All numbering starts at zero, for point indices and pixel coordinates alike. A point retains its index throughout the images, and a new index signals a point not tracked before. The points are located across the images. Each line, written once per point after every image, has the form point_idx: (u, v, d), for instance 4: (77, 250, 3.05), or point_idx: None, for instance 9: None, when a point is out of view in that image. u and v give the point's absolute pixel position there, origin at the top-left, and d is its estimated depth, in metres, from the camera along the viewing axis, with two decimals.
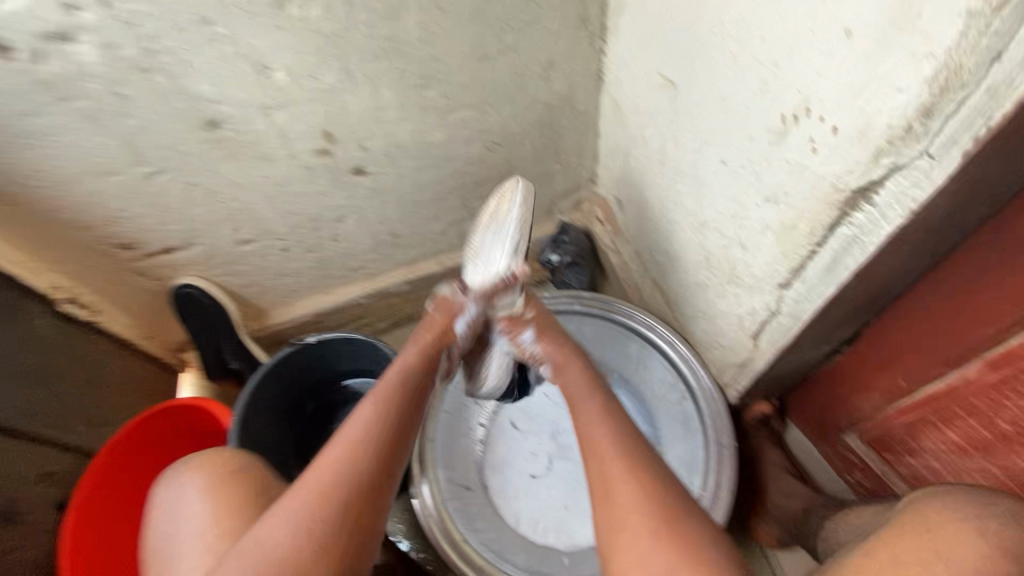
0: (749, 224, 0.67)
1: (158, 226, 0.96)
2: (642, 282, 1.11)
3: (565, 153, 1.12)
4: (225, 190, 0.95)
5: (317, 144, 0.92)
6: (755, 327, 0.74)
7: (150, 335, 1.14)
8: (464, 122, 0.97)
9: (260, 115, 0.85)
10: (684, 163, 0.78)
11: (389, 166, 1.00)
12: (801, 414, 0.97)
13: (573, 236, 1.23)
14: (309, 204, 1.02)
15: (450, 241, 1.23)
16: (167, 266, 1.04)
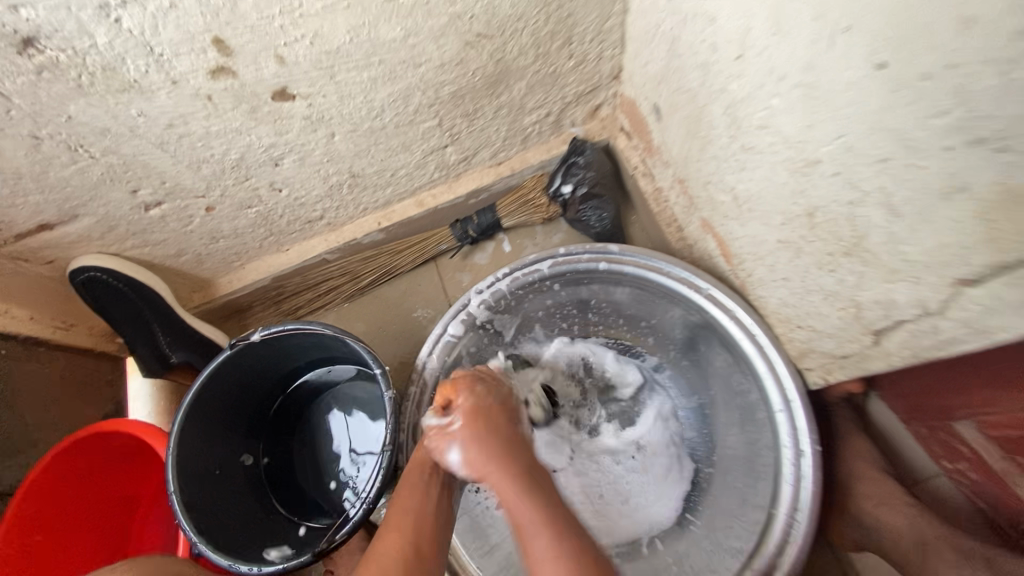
0: (911, 175, 0.40)
1: (14, 198, 0.68)
2: (686, 219, 0.84)
3: (579, 42, 0.78)
4: (94, 141, 0.65)
5: (208, 60, 0.60)
6: (881, 320, 0.50)
7: (69, 324, 0.92)
8: (430, 6, 0.63)
9: (99, 20, 0.53)
10: (788, 61, 0.48)
11: (327, 84, 0.69)
12: (895, 387, 0.76)
13: (591, 157, 0.94)
14: (225, 147, 0.73)
15: (430, 174, 0.94)
16: (54, 246, 0.78)
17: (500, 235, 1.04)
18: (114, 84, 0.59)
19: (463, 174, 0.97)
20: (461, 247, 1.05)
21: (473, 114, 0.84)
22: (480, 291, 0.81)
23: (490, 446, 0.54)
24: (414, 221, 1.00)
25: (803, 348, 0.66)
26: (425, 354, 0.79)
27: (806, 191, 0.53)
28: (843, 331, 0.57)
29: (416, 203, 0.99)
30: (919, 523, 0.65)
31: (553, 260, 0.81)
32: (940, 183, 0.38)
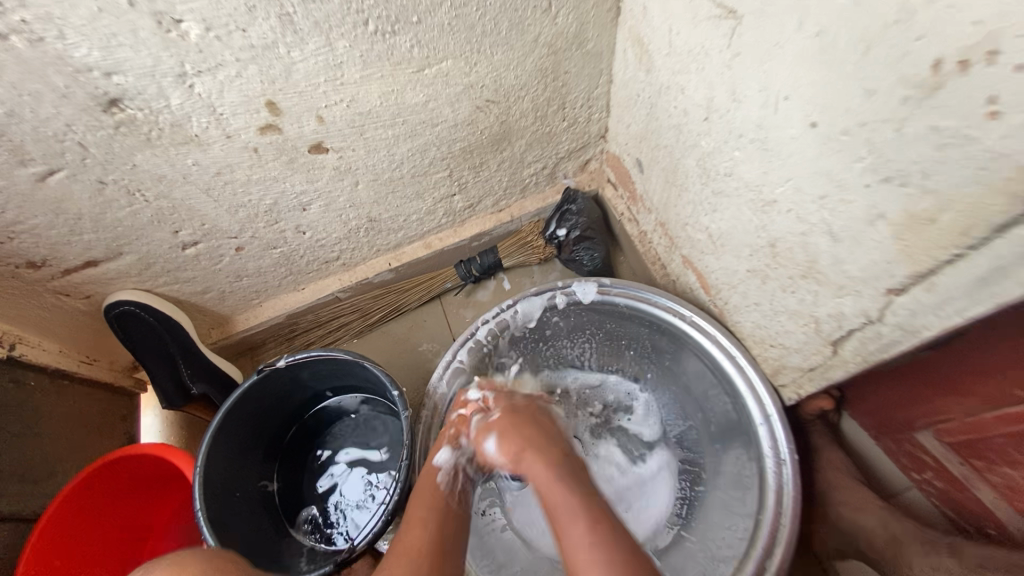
0: (844, 207, 0.51)
1: (70, 237, 0.76)
2: (668, 257, 0.94)
3: (571, 107, 0.91)
4: (150, 186, 0.74)
5: (260, 119, 0.71)
6: (835, 330, 0.59)
7: (91, 358, 0.97)
8: (449, 77, 0.76)
9: (176, 86, 0.63)
10: (747, 123, 0.60)
11: (357, 139, 0.79)
12: (861, 405, 0.84)
13: (582, 205, 1.05)
14: (262, 192, 0.82)
15: (438, 220, 1.04)
16: (94, 281, 0.85)
17: (501, 274, 1.13)
18: (178, 137, 0.69)
19: (467, 220, 1.08)
20: (464, 285, 1.13)
21: (479, 167, 0.96)
22: (486, 321, 0.90)
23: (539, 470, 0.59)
24: (421, 262, 1.09)
25: (777, 364, 0.74)
26: (437, 379, 0.86)
27: (766, 226, 0.63)
28: (807, 345, 0.65)
29: (424, 245, 1.08)
30: (895, 527, 0.70)
31: (551, 292, 0.90)
32: (865, 213, 0.48)
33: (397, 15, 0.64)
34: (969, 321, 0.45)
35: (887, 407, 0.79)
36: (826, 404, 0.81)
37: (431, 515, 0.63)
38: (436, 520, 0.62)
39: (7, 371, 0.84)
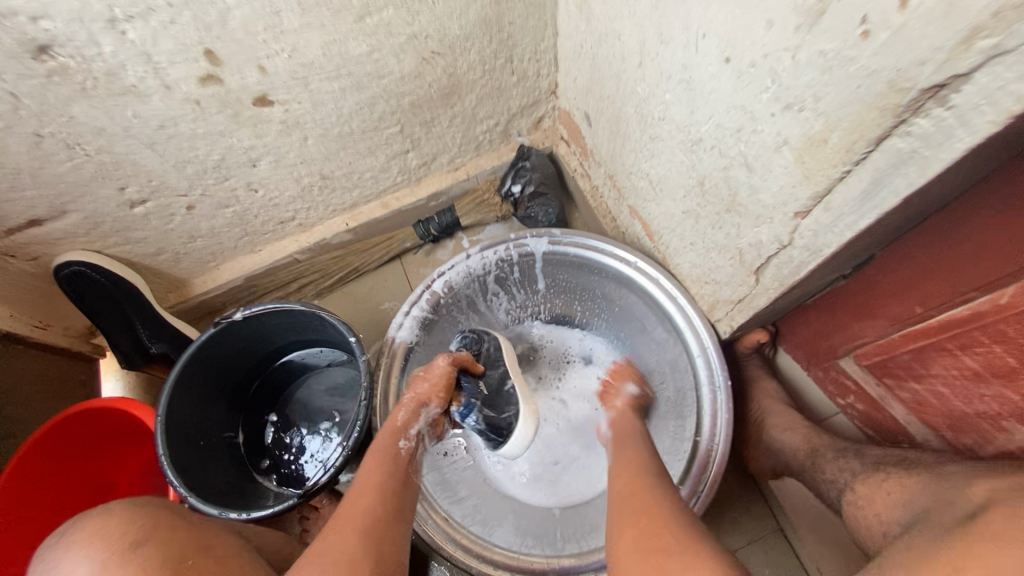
0: (755, 139, 0.54)
1: (11, 193, 0.75)
2: (617, 209, 0.98)
3: (519, 61, 0.92)
4: (90, 140, 0.73)
5: (199, 68, 0.70)
6: (756, 260, 0.64)
7: (44, 323, 0.96)
8: (389, 26, 0.76)
9: (108, 32, 0.62)
10: (674, 65, 0.62)
11: (302, 92, 0.79)
12: (793, 339, 0.90)
13: (535, 161, 1.07)
14: (208, 147, 0.82)
15: (394, 179, 1.05)
16: (40, 241, 0.84)
17: (459, 232, 1.15)
18: (114, 87, 0.68)
19: (423, 179, 1.09)
20: (423, 244, 1.15)
21: (431, 123, 0.96)
22: (441, 274, 0.92)
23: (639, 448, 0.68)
24: (379, 222, 1.11)
25: (712, 301, 0.79)
26: (394, 330, 0.88)
27: (695, 165, 0.67)
28: (735, 277, 0.70)
29: (381, 204, 1.09)
30: (814, 443, 0.77)
31: (504, 244, 0.92)
32: (772, 141, 0.52)
33: None
34: (859, 235, 0.49)
35: (816, 338, 0.85)
36: (762, 337, 0.86)
37: (382, 483, 0.62)
38: (393, 482, 0.63)
39: None
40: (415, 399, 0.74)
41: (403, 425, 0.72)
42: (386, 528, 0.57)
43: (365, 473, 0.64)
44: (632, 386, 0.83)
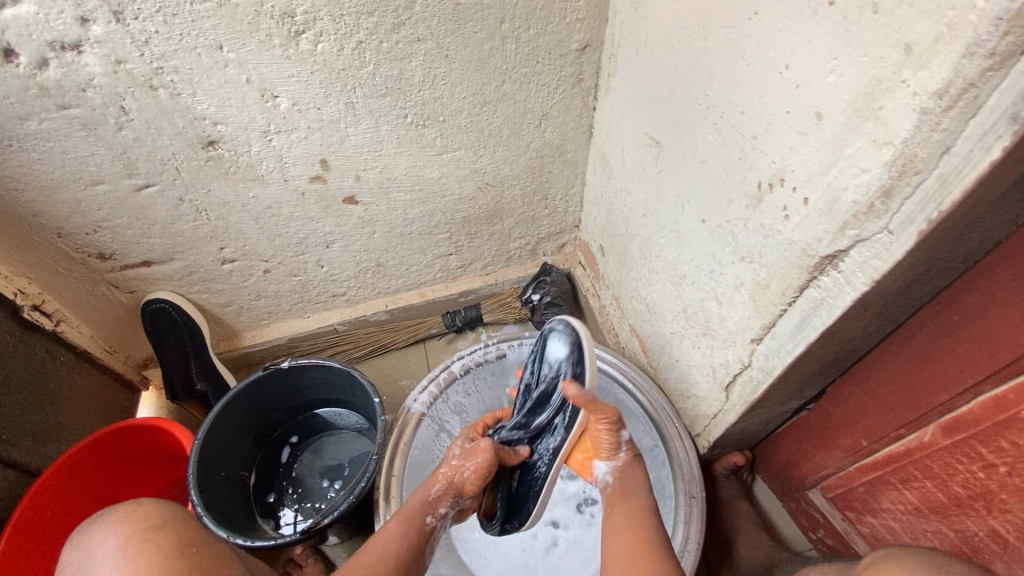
0: (722, 278, 0.71)
1: (140, 238, 0.94)
2: (619, 327, 1.14)
3: (552, 198, 1.15)
4: (214, 208, 0.94)
5: (313, 170, 0.93)
6: (726, 377, 0.77)
7: (112, 347, 1.09)
8: (457, 161, 1.00)
9: (260, 139, 0.86)
10: (668, 221, 0.82)
11: (382, 197, 1.02)
12: (768, 469, 0.98)
13: (555, 277, 1.26)
14: (298, 227, 1.03)
15: (433, 274, 1.25)
16: (143, 279, 1.02)
17: (480, 328, 1.32)
18: (247, 175, 0.91)
19: (457, 279, 1.28)
20: (447, 333, 1.31)
21: (474, 235, 1.17)
22: (462, 357, 1.07)
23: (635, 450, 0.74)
24: (413, 309, 1.28)
25: (693, 415, 0.91)
26: (413, 398, 1.01)
27: (681, 295, 0.84)
28: (709, 392, 0.83)
29: (419, 294, 1.27)
30: None
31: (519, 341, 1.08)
32: (734, 282, 0.69)
33: (429, 114, 0.90)
34: (795, 361, 0.63)
35: (787, 468, 0.94)
36: (738, 460, 0.97)
37: (395, 549, 0.69)
38: (405, 551, 0.69)
39: (45, 342, 0.97)
40: (449, 478, 0.78)
41: (434, 494, 0.76)
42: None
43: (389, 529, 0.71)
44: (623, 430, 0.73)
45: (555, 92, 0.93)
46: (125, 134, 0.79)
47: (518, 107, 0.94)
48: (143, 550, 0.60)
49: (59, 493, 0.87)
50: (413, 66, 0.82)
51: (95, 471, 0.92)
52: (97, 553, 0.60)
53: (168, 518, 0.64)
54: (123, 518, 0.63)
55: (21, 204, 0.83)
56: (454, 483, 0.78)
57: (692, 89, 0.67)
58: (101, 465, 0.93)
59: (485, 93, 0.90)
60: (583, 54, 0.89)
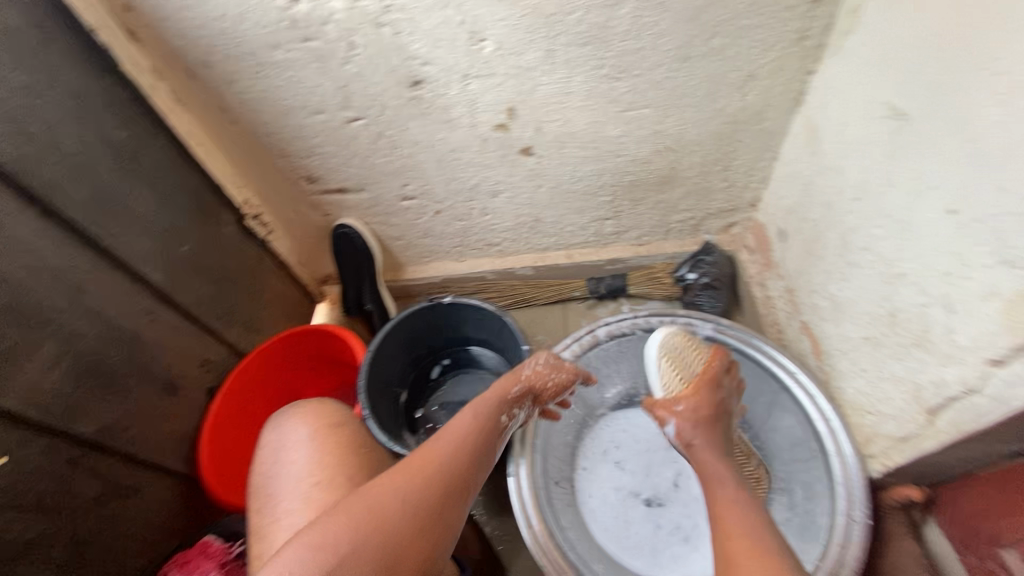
0: (967, 283, 0.60)
1: (342, 167, 1.04)
2: (788, 322, 1.03)
3: (733, 172, 1.05)
4: (405, 146, 1.00)
5: (499, 118, 0.95)
6: (936, 400, 0.66)
7: (303, 263, 1.24)
8: (642, 120, 0.95)
9: (459, 82, 0.89)
10: (894, 208, 0.71)
11: (556, 151, 1.01)
12: (949, 514, 0.85)
13: (717, 258, 1.17)
14: (473, 173, 1.06)
15: (587, 238, 1.22)
16: (337, 205, 1.13)
17: (624, 299, 1.28)
18: (441, 117, 0.95)
19: (609, 246, 1.24)
20: (590, 299, 1.29)
21: (639, 201, 1.12)
22: (607, 323, 1.04)
23: (709, 442, 0.75)
24: (560, 269, 1.27)
25: (870, 433, 0.81)
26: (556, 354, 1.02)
27: (891, 297, 0.73)
28: (903, 413, 0.72)
29: (567, 255, 1.26)
30: None
31: (671, 318, 1.02)
32: (983, 290, 0.58)
33: (626, 66, 0.86)
34: None
35: (978, 518, 0.79)
36: (914, 495, 0.84)
37: (462, 443, 0.69)
38: (473, 441, 0.69)
39: (258, 248, 1.12)
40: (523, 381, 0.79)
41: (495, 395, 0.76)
42: (436, 490, 0.62)
43: (459, 421, 0.72)
44: (673, 423, 0.78)
45: (771, 51, 0.84)
46: (348, 68, 0.86)
47: (724, 65, 0.86)
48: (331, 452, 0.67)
49: (251, 376, 1.01)
50: (622, 13, 0.78)
51: (276, 364, 1.05)
52: (292, 441, 0.69)
53: (342, 419, 0.72)
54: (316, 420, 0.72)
55: (261, 125, 0.94)
56: (533, 388, 0.80)
57: (976, 51, 0.56)
58: (280, 360, 1.06)
59: (692, 47, 0.83)
60: (817, 7, 0.78)
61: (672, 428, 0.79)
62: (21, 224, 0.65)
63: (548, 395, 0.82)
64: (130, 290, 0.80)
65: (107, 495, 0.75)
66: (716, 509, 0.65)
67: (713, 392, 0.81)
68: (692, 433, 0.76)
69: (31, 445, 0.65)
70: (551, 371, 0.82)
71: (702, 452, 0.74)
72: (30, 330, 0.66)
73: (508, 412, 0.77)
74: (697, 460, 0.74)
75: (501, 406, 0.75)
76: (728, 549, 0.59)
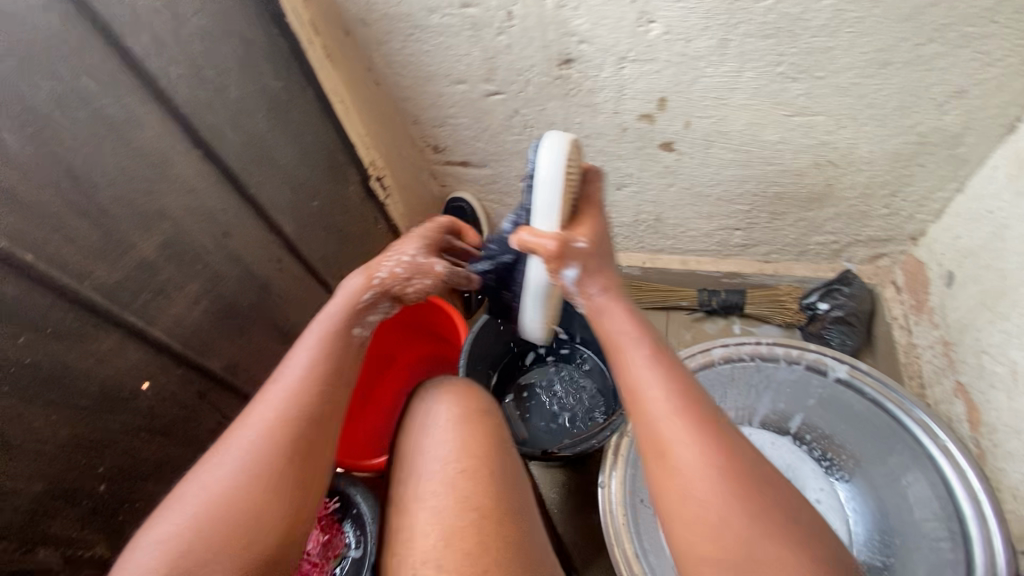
0: None
1: (470, 140, 1.01)
2: (938, 378, 0.90)
3: (901, 198, 0.92)
4: (538, 126, 0.96)
5: (646, 108, 0.88)
6: None
7: (409, 228, 1.25)
8: (809, 128, 0.84)
9: (613, 65, 0.82)
10: None
11: (700, 151, 0.92)
12: None
13: (856, 291, 1.04)
14: (602, 163, 1.00)
15: (708, 246, 1.13)
16: (455, 178, 1.11)
17: (735, 317, 1.18)
18: (584, 100, 0.89)
19: (729, 258, 1.14)
20: (697, 311, 1.20)
21: (778, 216, 1.01)
22: (726, 346, 0.92)
23: (624, 319, 0.58)
24: (670, 274, 1.19)
25: None
26: None
27: None
28: None
29: (681, 261, 1.17)
30: None
31: (800, 352, 0.89)
32: None
33: (808, 66, 0.76)
34: None
35: None
36: None
37: (313, 383, 0.57)
38: (317, 386, 0.57)
39: (374, 209, 1.13)
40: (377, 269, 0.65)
41: (346, 298, 0.63)
42: (266, 470, 0.52)
43: (296, 362, 0.58)
44: (573, 272, 0.58)
45: (995, 65, 0.70)
46: (500, 39, 0.82)
47: (929, 77, 0.74)
48: (475, 425, 0.58)
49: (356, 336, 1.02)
50: (822, 5, 0.68)
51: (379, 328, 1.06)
52: None
53: None
54: (447, 381, 0.64)
55: (399, 89, 0.93)
56: (395, 285, 0.66)
57: None
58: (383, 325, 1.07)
59: (895, 52, 0.72)
60: None
61: (573, 275, 0.58)
62: (187, 164, 0.68)
63: (430, 281, 0.68)
64: (265, 239, 0.83)
65: (225, 427, 0.79)
66: (681, 470, 0.50)
67: (608, 223, 0.63)
68: (635, 343, 0.57)
69: (170, 374, 0.69)
70: (412, 274, 0.67)
71: (629, 376, 0.56)
72: (182, 266, 0.69)
73: (381, 300, 0.66)
74: (599, 322, 0.60)
75: (352, 309, 0.62)
76: (702, 520, 0.48)
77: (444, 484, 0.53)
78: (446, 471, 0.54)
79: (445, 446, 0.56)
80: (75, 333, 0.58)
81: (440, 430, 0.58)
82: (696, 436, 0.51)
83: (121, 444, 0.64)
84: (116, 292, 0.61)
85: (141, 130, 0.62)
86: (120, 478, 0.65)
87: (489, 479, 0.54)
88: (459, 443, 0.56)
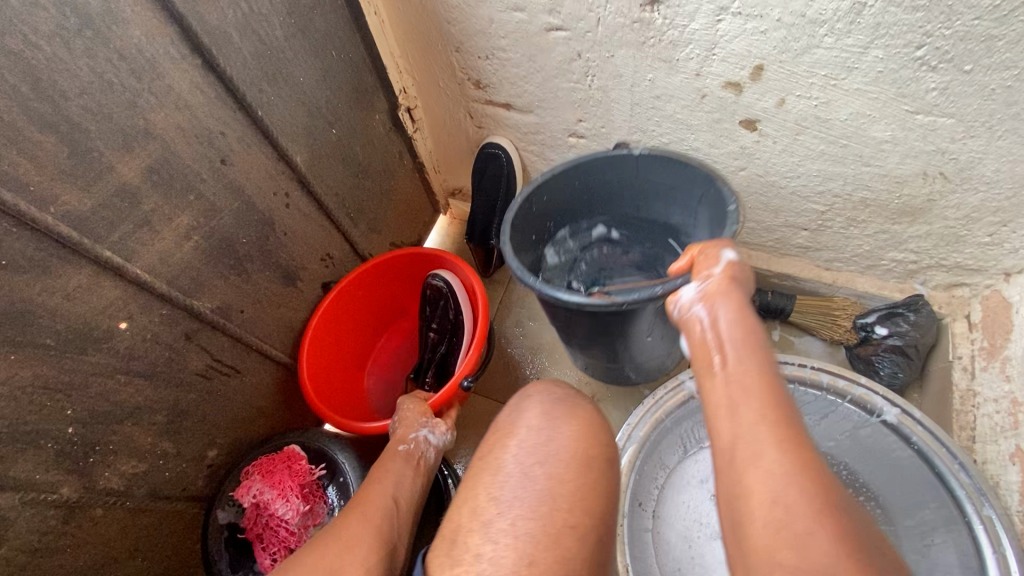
0: None
1: (518, 81, 0.87)
2: (994, 435, 0.81)
3: (1011, 228, 0.78)
4: (601, 77, 0.81)
5: (736, 74, 0.72)
6: None
7: (436, 168, 1.13)
8: (930, 130, 0.69)
9: (708, 16, 0.67)
10: None
11: (787, 136, 0.78)
12: None
13: (922, 319, 0.92)
14: (666, 132, 0.85)
15: (765, 241, 1.00)
16: (495, 121, 0.97)
17: (776, 321, 1.08)
18: (662, 54, 0.74)
19: (786, 258, 1.01)
20: None
21: (856, 223, 0.87)
22: None
23: (747, 327, 0.48)
24: None
25: None
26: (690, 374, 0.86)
27: None
28: None
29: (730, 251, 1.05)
30: None
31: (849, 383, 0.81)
32: None
33: (955, 54, 0.61)
34: None
35: None
36: None
37: (400, 485, 0.63)
38: (401, 485, 0.64)
39: (400, 143, 1.00)
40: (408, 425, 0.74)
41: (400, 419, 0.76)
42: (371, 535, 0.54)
43: (380, 473, 0.65)
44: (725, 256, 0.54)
45: None
46: None
47: None
48: (589, 467, 0.51)
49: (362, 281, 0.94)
50: None
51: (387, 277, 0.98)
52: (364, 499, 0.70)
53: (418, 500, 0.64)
54: (555, 397, 0.56)
55: (447, 6, 0.78)
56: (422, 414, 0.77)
57: None
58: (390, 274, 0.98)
59: None
60: None
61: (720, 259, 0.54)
62: (181, 73, 0.57)
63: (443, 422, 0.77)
64: (272, 169, 0.72)
65: (214, 370, 0.73)
66: (755, 456, 0.41)
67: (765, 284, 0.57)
68: (745, 350, 0.47)
69: (151, 314, 0.62)
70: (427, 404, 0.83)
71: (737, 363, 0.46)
72: (172, 194, 0.60)
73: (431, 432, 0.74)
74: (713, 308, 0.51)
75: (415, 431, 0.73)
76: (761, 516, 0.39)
77: (546, 533, 0.47)
78: (552, 519, 0.47)
79: (555, 486, 0.49)
80: (37, 266, 0.50)
81: (554, 462, 0.50)
82: (795, 484, 0.39)
83: (92, 384, 0.58)
84: (86, 222, 0.53)
85: (123, 27, 0.51)
86: (89, 421, 0.59)
87: (591, 545, 0.47)
88: (573, 487, 0.49)
